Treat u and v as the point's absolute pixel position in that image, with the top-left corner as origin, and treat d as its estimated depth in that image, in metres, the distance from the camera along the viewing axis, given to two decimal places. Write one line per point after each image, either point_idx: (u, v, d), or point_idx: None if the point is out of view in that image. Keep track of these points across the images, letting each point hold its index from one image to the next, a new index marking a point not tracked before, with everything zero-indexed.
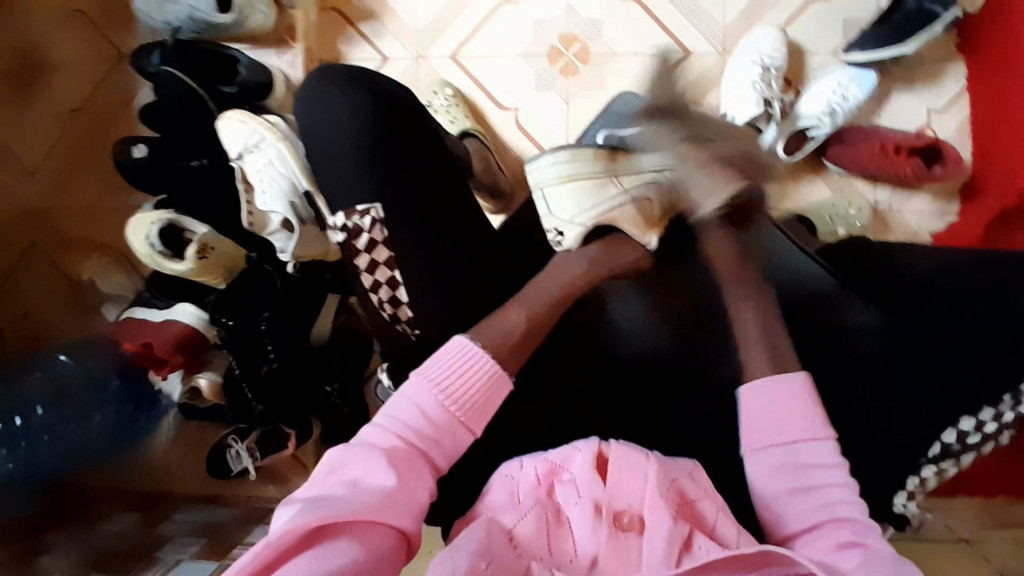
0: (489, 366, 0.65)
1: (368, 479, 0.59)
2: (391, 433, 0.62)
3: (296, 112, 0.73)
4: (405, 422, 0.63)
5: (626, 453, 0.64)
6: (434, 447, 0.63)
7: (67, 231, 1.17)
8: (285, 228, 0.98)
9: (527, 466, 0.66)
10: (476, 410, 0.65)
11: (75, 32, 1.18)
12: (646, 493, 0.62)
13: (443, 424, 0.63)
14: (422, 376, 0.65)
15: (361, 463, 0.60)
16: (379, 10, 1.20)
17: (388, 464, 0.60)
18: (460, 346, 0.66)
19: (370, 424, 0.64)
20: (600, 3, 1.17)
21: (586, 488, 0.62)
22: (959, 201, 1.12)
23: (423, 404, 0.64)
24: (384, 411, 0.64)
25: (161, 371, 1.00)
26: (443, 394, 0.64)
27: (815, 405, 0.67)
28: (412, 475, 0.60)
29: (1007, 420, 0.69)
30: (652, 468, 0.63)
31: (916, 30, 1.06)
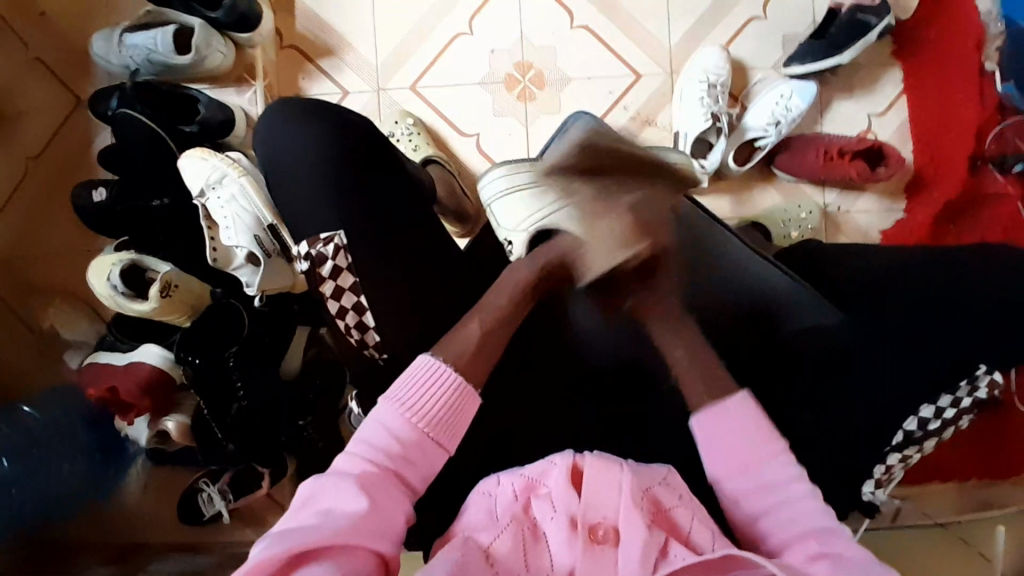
0: (453, 382, 0.65)
1: (340, 506, 0.58)
2: (364, 459, 0.62)
3: (257, 143, 0.74)
4: (377, 446, 0.63)
5: (601, 466, 0.65)
6: (407, 467, 0.63)
7: (32, 278, 1.16)
8: (251, 263, 0.99)
9: (505, 483, 0.66)
10: (447, 426, 0.65)
11: (29, 79, 1.18)
12: (621, 504, 0.62)
13: (416, 445, 0.63)
14: (389, 400, 0.64)
15: (332, 491, 0.59)
16: (337, 46, 1.22)
17: (360, 490, 0.59)
18: (428, 364, 0.66)
19: (343, 452, 0.63)
20: (551, 30, 1.22)
21: (562, 503, 0.63)
22: (905, 199, 1.17)
23: (393, 427, 0.63)
24: (357, 437, 0.63)
25: (127, 416, 0.98)
26: (412, 414, 0.64)
27: (761, 420, 0.67)
28: (387, 500, 0.60)
29: (965, 405, 0.72)
30: (625, 477, 0.64)
31: (848, 42, 1.13)
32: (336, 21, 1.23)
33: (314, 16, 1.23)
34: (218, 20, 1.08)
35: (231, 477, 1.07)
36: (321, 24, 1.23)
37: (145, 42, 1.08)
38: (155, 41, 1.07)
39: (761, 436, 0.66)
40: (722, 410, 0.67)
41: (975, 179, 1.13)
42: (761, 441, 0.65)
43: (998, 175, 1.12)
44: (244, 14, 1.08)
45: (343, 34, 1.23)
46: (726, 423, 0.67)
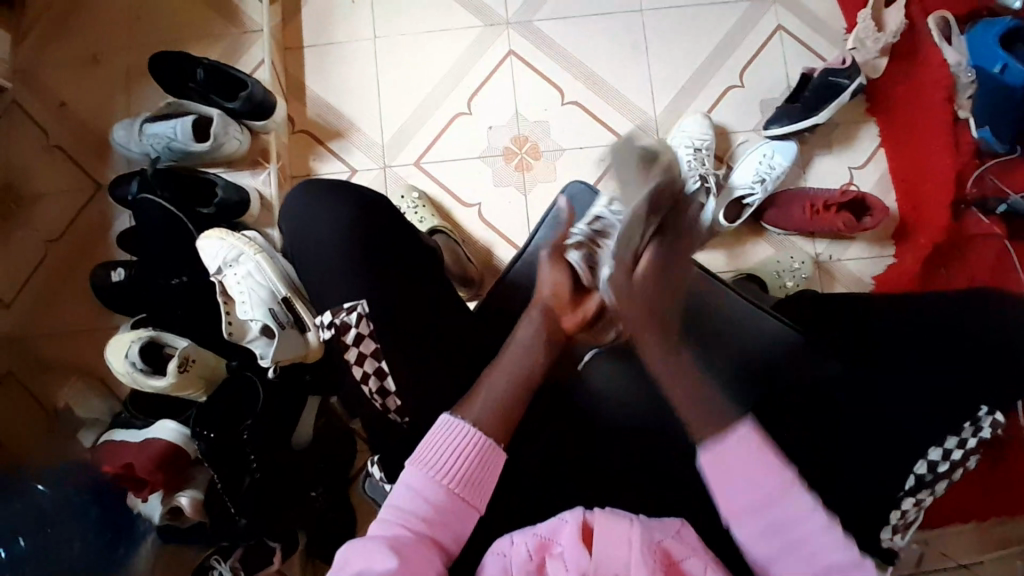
0: (478, 440, 0.67)
1: (372, 568, 0.60)
2: (397, 524, 0.64)
3: (282, 223, 0.80)
4: (409, 511, 0.65)
5: (611, 522, 0.64)
6: (440, 528, 0.65)
7: (47, 356, 1.18)
8: (265, 335, 1.01)
9: (519, 542, 0.66)
10: (474, 485, 0.66)
11: (54, 168, 1.25)
12: (632, 559, 0.62)
13: (447, 508, 0.65)
14: (417, 464, 0.66)
15: (366, 556, 0.61)
16: (345, 129, 1.31)
17: (389, 552, 0.61)
18: (446, 422, 0.68)
19: (376, 518, 0.65)
20: (544, 107, 1.31)
21: (573, 562, 0.62)
22: (894, 244, 1.22)
23: (422, 492, 0.65)
24: (389, 502, 0.66)
25: (142, 493, 0.98)
26: (439, 475, 0.66)
27: (771, 451, 0.64)
28: (417, 561, 0.61)
29: (970, 446, 0.76)
30: (637, 532, 0.64)
31: (825, 103, 1.21)
32: (343, 107, 1.32)
33: (324, 103, 1.32)
34: (236, 110, 1.17)
35: (242, 554, 1.06)
36: (330, 111, 1.32)
37: (164, 131, 1.15)
38: (173, 130, 1.14)
39: (774, 474, 0.63)
40: (723, 444, 0.64)
41: (958, 223, 1.18)
42: (770, 479, 0.63)
43: (982, 216, 1.17)
44: (261, 102, 1.18)
45: (351, 118, 1.31)
46: (736, 467, 0.64)
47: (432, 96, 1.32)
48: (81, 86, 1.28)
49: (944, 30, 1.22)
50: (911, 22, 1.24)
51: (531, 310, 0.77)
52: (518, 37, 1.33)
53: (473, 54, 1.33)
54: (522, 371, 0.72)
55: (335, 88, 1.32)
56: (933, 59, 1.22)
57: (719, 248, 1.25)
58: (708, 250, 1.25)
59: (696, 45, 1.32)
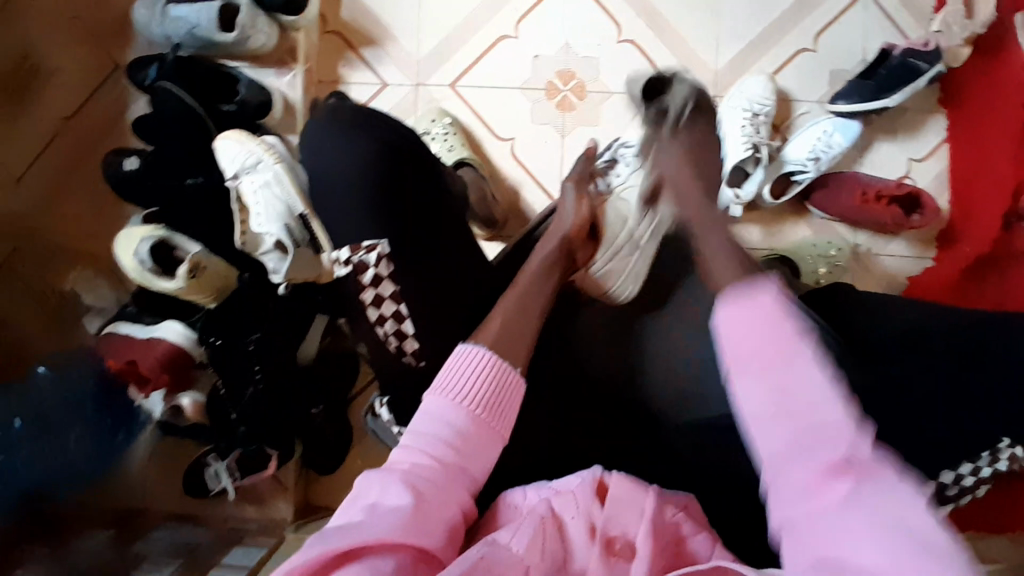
0: (494, 361, 0.65)
1: (386, 503, 0.55)
2: (419, 452, 0.60)
3: (301, 145, 0.74)
4: (432, 439, 0.60)
5: (625, 484, 0.61)
6: (465, 458, 0.60)
7: (60, 238, 1.16)
8: (278, 250, 0.98)
9: (532, 497, 0.62)
10: (499, 412, 0.63)
11: (70, 42, 1.17)
12: (641, 525, 0.58)
13: (472, 434, 0.61)
14: (441, 390, 0.63)
15: (378, 488, 0.56)
16: (381, 38, 1.22)
17: (406, 486, 0.56)
18: (466, 350, 0.65)
19: (398, 446, 0.61)
20: (597, 41, 1.20)
21: (583, 507, 0.59)
22: (936, 248, 1.17)
23: (445, 417, 0.61)
24: (410, 429, 0.62)
25: (144, 389, 0.99)
26: (461, 400, 0.62)
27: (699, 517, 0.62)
28: (437, 492, 0.57)
29: (983, 474, 0.73)
30: (649, 503, 0.60)
31: (899, 84, 1.11)
32: (380, 11, 1.22)
33: (360, 5, 1.22)
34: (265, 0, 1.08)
35: (239, 456, 1.05)
36: (366, 14, 1.22)
37: (189, 17, 1.07)
38: (198, 17, 1.07)
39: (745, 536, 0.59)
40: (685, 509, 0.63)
41: (1005, 240, 1.12)
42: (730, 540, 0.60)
43: None
44: None
45: (389, 26, 1.22)
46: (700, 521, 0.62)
47: (478, 12, 1.21)
48: None
49: None
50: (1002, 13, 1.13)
51: (550, 237, 0.81)
52: None
53: None
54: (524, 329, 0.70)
55: None
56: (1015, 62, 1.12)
57: (756, 223, 1.19)
58: (744, 224, 1.19)
59: None
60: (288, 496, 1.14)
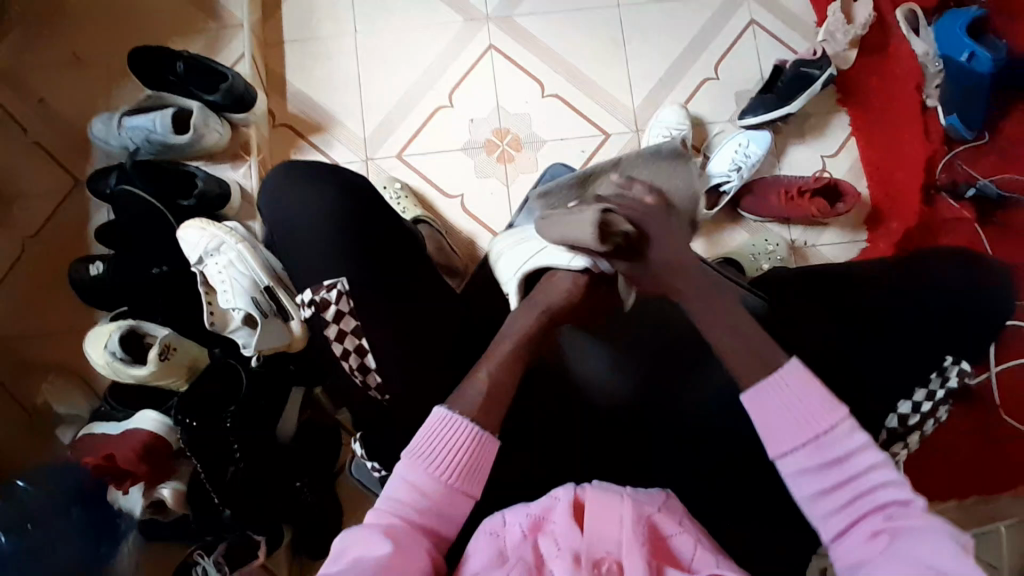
0: (473, 432, 0.65)
1: (368, 556, 0.58)
2: (392, 512, 0.62)
3: (264, 202, 0.81)
4: (404, 501, 0.63)
5: (602, 498, 0.63)
6: (434, 518, 0.63)
7: (27, 355, 1.16)
8: (248, 324, 1.00)
9: (513, 523, 0.64)
10: (472, 475, 0.65)
11: (31, 167, 1.24)
12: (623, 537, 0.61)
13: (441, 500, 0.63)
14: (415, 455, 0.65)
15: (359, 543, 0.60)
16: (328, 123, 1.32)
17: (387, 538, 0.59)
18: (442, 418, 0.66)
19: (371, 507, 0.64)
20: (525, 100, 1.33)
21: (564, 539, 0.61)
22: (867, 230, 1.27)
23: (417, 483, 0.64)
24: (384, 491, 0.64)
25: (122, 485, 0.94)
26: (433, 466, 0.64)
27: (809, 395, 0.65)
28: (412, 550, 0.60)
29: (939, 396, 0.81)
30: (625, 510, 0.62)
31: (797, 93, 1.26)
32: (324, 100, 1.32)
33: (305, 98, 1.32)
34: (216, 102, 1.17)
35: (227, 547, 1.01)
36: (311, 105, 1.32)
37: (144, 124, 1.15)
38: (152, 123, 1.15)
39: (817, 412, 0.64)
40: (777, 381, 0.66)
41: (930, 209, 1.23)
42: (814, 417, 0.64)
43: (953, 202, 1.23)
44: (241, 94, 1.17)
45: (335, 112, 1.32)
46: (784, 397, 0.66)
47: (414, 89, 1.33)
48: (59, 82, 1.27)
49: (913, 22, 1.29)
50: (879, 15, 1.29)
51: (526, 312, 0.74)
52: (497, 31, 1.35)
53: (455, 47, 1.34)
54: (501, 343, 0.72)
55: (317, 82, 1.33)
56: (901, 51, 1.28)
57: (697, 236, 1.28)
58: None
59: (673, 39, 1.35)
60: None
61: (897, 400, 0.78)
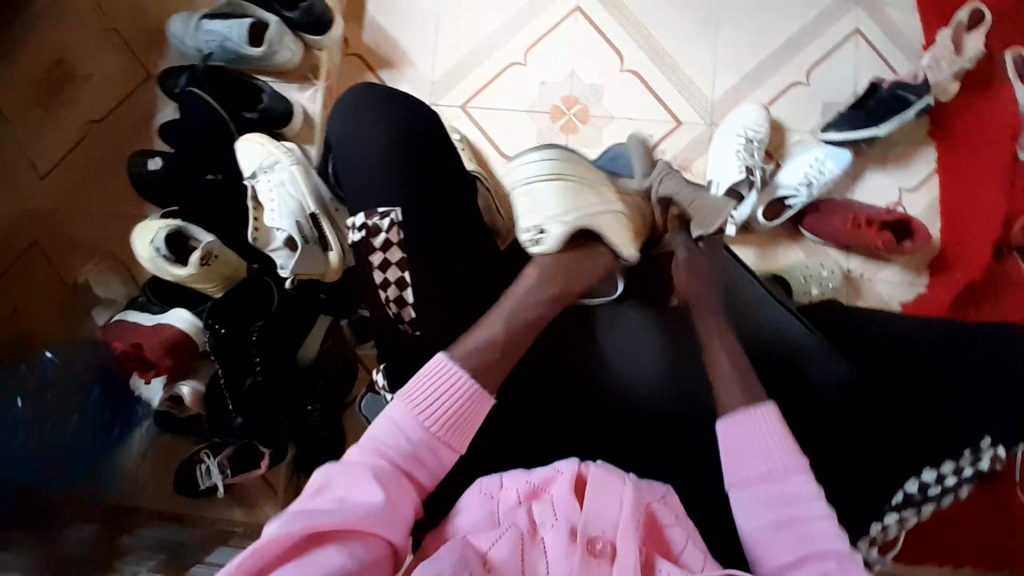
0: (468, 385, 0.67)
1: (351, 496, 0.60)
2: (377, 455, 0.64)
3: (330, 123, 0.81)
4: (391, 444, 0.65)
5: (604, 477, 0.65)
6: (417, 465, 0.65)
7: (75, 234, 1.21)
8: (288, 246, 1.01)
9: (509, 487, 0.66)
10: (459, 428, 0.67)
11: (107, 52, 1.26)
12: (620, 519, 0.63)
13: (427, 448, 0.65)
14: (407, 400, 0.66)
15: (343, 481, 0.61)
16: (399, 61, 1.30)
17: (375, 483, 0.61)
18: (442, 366, 0.68)
19: (355, 445, 0.65)
20: (600, 71, 1.28)
21: (563, 511, 0.63)
22: (928, 276, 1.20)
23: (404, 425, 0.65)
24: (370, 431, 0.65)
25: (146, 374, 1.01)
26: (422, 415, 0.66)
27: (781, 433, 0.68)
28: (396, 492, 0.62)
29: (966, 474, 0.75)
30: (627, 493, 0.64)
31: (889, 114, 1.18)
32: (399, 36, 1.30)
33: (380, 30, 1.31)
34: (294, 20, 1.17)
35: (232, 452, 1.07)
36: (385, 39, 1.30)
37: (221, 30, 1.15)
38: (229, 31, 1.15)
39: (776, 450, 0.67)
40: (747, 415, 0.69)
41: (996, 266, 1.16)
42: (777, 454, 0.67)
43: (1022, 262, 1.16)
44: (319, 16, 1.16)
45: (407, 50, 1.30)
46: (747, 432, 0.69)
47: (491, 41, 1.30)
48: None
49: (1022, 67, 1.19)
50: (987, 54, 1.21)
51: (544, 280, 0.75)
52: None
53: (540, 4, 1.30)
54: (525, 305, 0.73)
55: (395, 16, 1.31)
56: (1002, 100, 1.20)
57: (751, 245, 1.23)
58: (740, 245, 1.23)
59: (768, 34, 1.27)
60: (276, 501, 1.14)
61: (921, 457, 0.75)
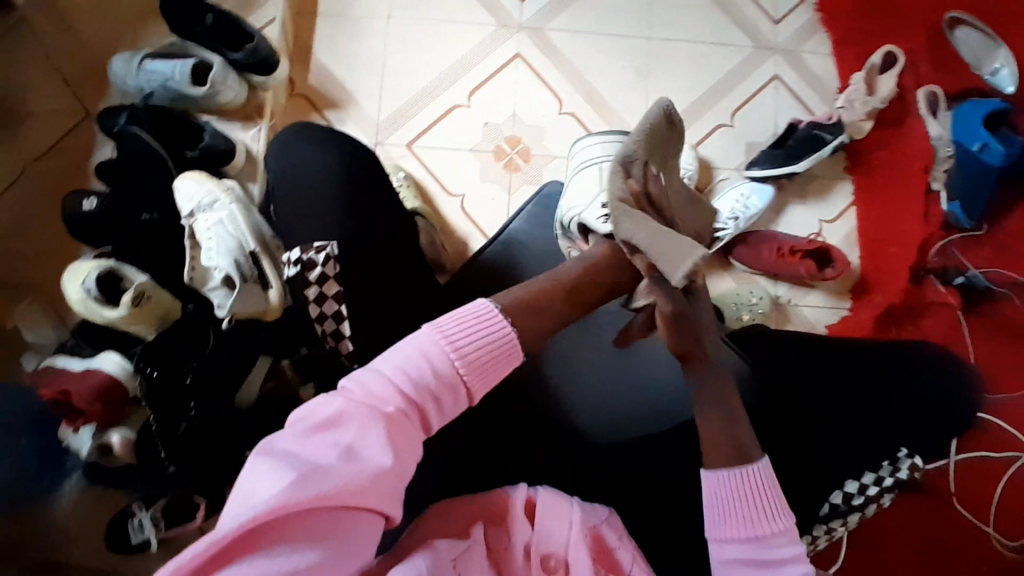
0: (507, 337, 0.62)
1: (363, 444, 0.54)
2: (393, 390, 0.57)
3: (271, 157, 0.83)
4: (411, 378, 0.58)
5: (554, 498, 0.69)
6: (434, 408, 0.59)
7: (5, 276, 1.16)
8: (226, 285, 0.99)
9: (462, 506, 0.69)
10: (484, 376, 0.61)
11: (44, 92, 1.24)
12: (570, 536, 0.67)
13: (451, 391, 0.59)
14: (439, 338, 0.59)
15: (353, 423, 0.55)
16: (345, 102, 1.33)
17: (389, 436, 0.54)
18: (485, 310, 0.63)
19: (372, 374, 0.58)
20: (541, 113, 1.34)
21: (519, 533, 0.68)
22: (851, 298, 1.28)
23: (432, 358, 0.59)
24: (390, 360, 0.58)
25: (75, 423, 0.97)
26: (455, 357, 0.59)
27: (773, 493, 0.67)
28: (407, 444, 0.56)
29: (886, 484, 0.82)
30: (575, 514, 0.68)
31: (806, 153, 1.27)
32: (345, 77, 1.34)
33: (327, 72, 1.34)
34: (238, 60, 1.18)
35: (166, 504, 1.03)
36: (331, 80, 1.33)
37: (163, 69, 1.16)
38: (171, 70, 1.16)
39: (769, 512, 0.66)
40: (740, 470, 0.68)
41: (914, 290, 1.24)
42: (767, 514, 0.66)
43: (940, 285, 1.24)
44: (265, 56, 1.19)
45: (354, 92, 1.33)
46: (740, 485, 0.67)
47: (436, 84, 1.34)
48: (87, 13, 1.28)
49: (932, 104, 1.28)
50: (902, 91, 1.31)
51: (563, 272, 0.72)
52: (526, 41, 1.37)
53: (482, 49, 1.36)
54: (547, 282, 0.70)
55: (341, 58, 1.34)
56: (915, 132, 1.30)
57: None
58: None
59: (695, 80, 1.36)
60: None
61: (844, 471, 0.79)
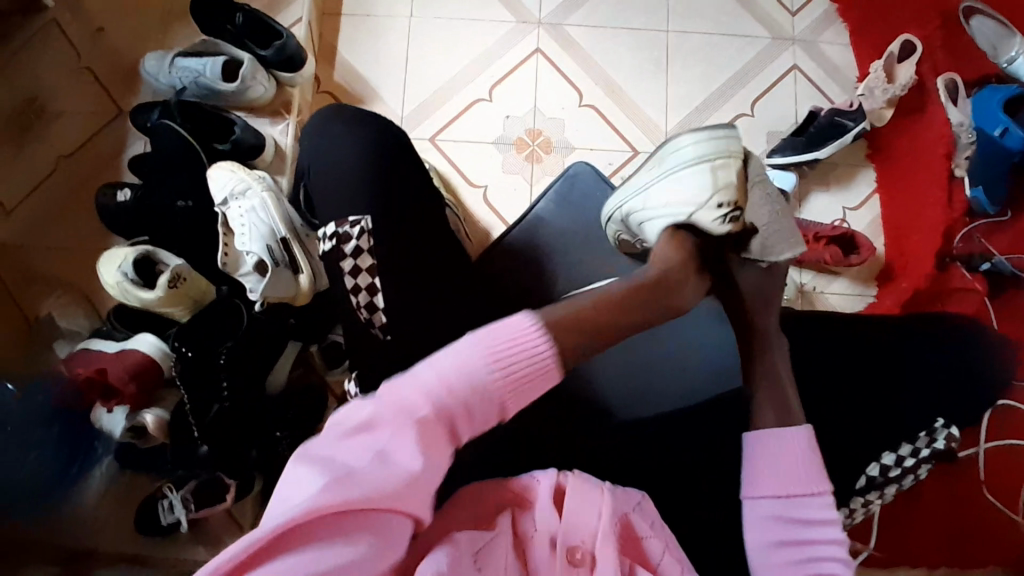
0: (547, 351, 0.58)
1: (393, 454, 0.54)
2: (422, 398, 0.55)
3: (304, 140, 0.85)
4: (444, 387, 0.56)
5: (584, 487, 0.65)
6: (465, 420, 0.57)
7: (42, 268, 1.19)
8: (257, 270, 1.03)
9: (494, 490, 0.67)
10: (521, 391, 0.58)
11: (78, 91, 1.28)
12: (599, 528, 0.63)
13: (488, 397, 0.56)
14: (477, 345, 0.56)
15: (384, 433, 0.54)
16: (369, 97, 1.36)
17: (416, 445, 0.54)
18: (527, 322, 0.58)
19: (402, 379, 0.56)
20: (561, 105, 1.36)
21: (544, 522, 0.64)
22: (876, 286, 1.27)
23: (471, 369, 0.56)
24: (422, 366, 0.57)
25: (109, 402, 0.99)
26: (493, 366, 0.56)
27: (809, 459, 0.72)
28: (435, 451, 0.55)
29: (922, 455, 0.88)
30: (605, 506, 0.64)
31: (827, 140, 1.28)
32: (368, 75, 1.37)
33: (351, 70, 1.37)
34: (267, 58, 1.22)
35: (195, 486, 1.04)
36: (355, 77, 1.36)
37: (195, 66, 1.19)
38: (203, 66, 1.19)
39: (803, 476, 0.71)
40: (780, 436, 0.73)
41: (942, 276, 1.23)
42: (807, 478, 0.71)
43: (967, 272, 1.23)
44: (292, 54, 1.22)
45: (378, 88, 1.36)
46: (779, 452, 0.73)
47: (457, 78, 1.37)
48: (120, 16, 1.32)
49: (953, 91, 1.29)
50: (919, 80, 1.30)
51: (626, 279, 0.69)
52: (545, 36, 1.39)
53: (502, 45, 1.38)
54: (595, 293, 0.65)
55: (364, 55, 1.37)
56: (936, 119, 1.29)
57: None
58: None
59: (714, 71, 1.38)
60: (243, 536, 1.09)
61: None
